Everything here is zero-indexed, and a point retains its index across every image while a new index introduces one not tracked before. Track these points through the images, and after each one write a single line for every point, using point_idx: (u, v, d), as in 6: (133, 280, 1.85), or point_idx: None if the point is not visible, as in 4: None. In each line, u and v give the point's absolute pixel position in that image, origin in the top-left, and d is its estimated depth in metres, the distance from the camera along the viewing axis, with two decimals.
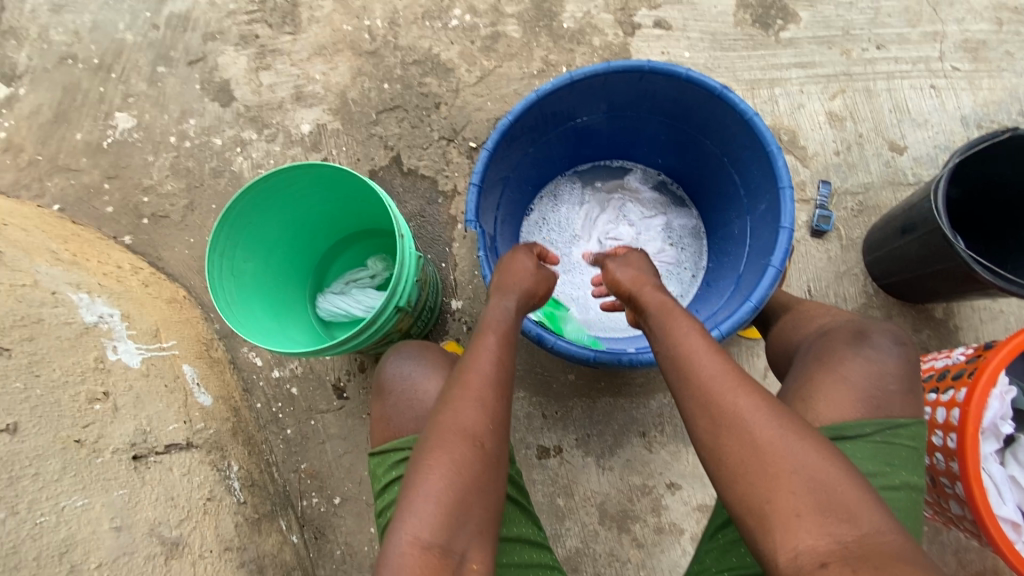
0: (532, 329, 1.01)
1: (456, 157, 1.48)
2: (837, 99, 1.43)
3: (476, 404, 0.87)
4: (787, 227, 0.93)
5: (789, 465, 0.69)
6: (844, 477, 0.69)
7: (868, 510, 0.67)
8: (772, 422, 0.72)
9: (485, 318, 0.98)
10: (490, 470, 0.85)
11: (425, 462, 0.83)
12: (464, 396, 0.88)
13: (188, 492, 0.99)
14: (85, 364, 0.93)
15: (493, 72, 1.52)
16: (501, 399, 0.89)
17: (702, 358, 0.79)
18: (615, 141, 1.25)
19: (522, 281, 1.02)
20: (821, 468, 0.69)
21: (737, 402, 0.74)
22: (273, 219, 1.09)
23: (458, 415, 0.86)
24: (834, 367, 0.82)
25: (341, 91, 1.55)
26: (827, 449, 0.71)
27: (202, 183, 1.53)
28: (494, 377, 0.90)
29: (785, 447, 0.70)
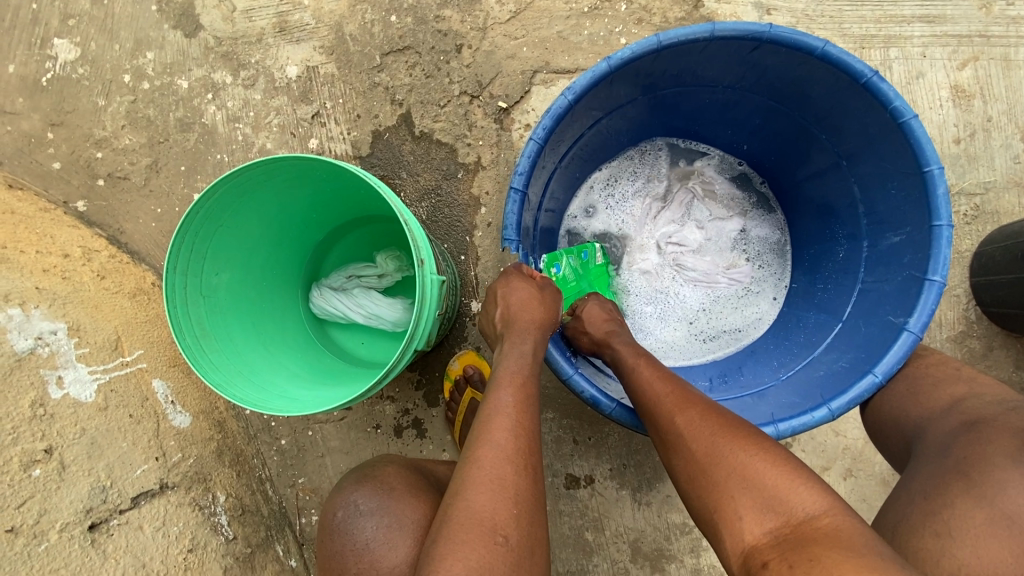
0: (587, 389, 0.76)
1: (480, 119, 1.19)
2: (966, 69, 1.13)
3: (495, 487, 0.63)
4: (937, 280, 0.70)
5: (714, 458, 0.63)
6: (788, 468, 0.60)
7: (799, 490, 0.58)
8: (702, 421, 0.67)
9: (497, 370, 0.76)
10: (525, 570, 0.60)
11: (436, 574, 0.58)
12: (475, 477, 0.64)
13: (164, 550, 0.84)
14: (19, 416, 0.74)
15: (530, 7, 1.18)
16: (529, 476, 0.66)
17: (642, 379, 0.76)
18: (692, 119, 0.98)
19: (531, 315, 0.79)
20: (755, 457, 0.61)
21: (666, 411, 0.70)
22: (250, 219, 0.84)
23: (470, 504, 0.62)
24: (985, 492, 0.59)
25: (336, 23, 1.22)
26: (769, 444, 0.63)
27: (167, 138, 1.24)
28: (512, 448, 0.67)
29: (714, 445, 0.64)
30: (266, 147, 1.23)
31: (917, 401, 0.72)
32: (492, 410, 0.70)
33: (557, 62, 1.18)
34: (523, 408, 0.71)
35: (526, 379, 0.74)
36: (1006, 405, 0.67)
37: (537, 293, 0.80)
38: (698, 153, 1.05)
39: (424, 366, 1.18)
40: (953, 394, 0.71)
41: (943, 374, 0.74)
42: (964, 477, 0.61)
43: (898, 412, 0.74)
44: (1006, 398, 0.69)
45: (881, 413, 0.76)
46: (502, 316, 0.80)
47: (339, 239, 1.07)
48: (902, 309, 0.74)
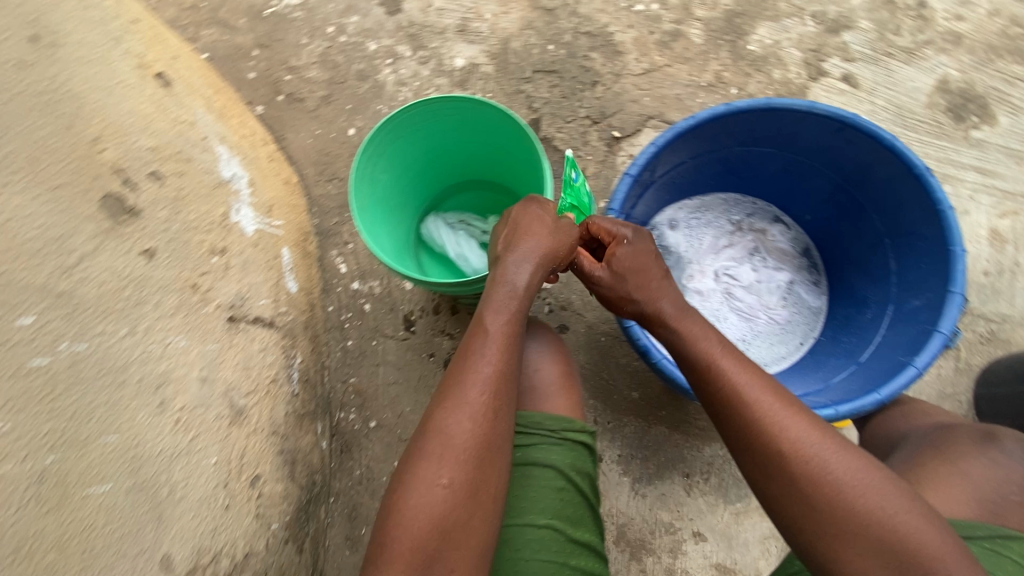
0: (640, 339, 0.94)
1: (595, 140, 1.44)
2: (1006, 218, 1.33)
3: (462, 408, 0.75)
4: (943, 332, 0.87)
5: (842, 491, 0.69)
6: (910, 505, 0.68)
7: (928, 537, 0.66)
8: (820, 449, 0.71)
9: (495, 285, 0.83)
10: (480, 471, 0.74)
11: (407, 472, 0.74)
12: (449, 399, 0.76)
13: (260, 367, 1.00)
14: (215, 217, 0.94)
15: (661, 69, 1.46)
16: (488, 429, 0.76)
17: (721, 356, 0.80)
18: (771, 181, 1.20)
19: (538, 238, 0.85)
20: (887, 500, 0.68)
21: (773, 423, 0.73)
22: (416, 139, 1.07)
23: (440, 420, 0.75)
24: (952, 460, 0.81)
25: (505, 38, 1.52)
26: (882, 479, 0.70)
27: (344, 82, 1.53)
28: (479, 410, 0.75)
29: (847, 483, 0.69)
30: None
31: (914, 416, 0.95)
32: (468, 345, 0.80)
33: (669, 115, 1.43)
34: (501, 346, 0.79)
35: (510, 324, 0.81)
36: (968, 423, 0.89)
37: (537, 227, 0.86)
38: (769, 213, 1.25)
39: None
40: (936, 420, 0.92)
41: (933, 411, 0.95)
42: (936, 450, 0.84)
43: (895, 428, 0.95)
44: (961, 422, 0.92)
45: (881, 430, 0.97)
46: (507, 236, 0.87)
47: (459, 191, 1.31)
48: (912, 352, 0.90)
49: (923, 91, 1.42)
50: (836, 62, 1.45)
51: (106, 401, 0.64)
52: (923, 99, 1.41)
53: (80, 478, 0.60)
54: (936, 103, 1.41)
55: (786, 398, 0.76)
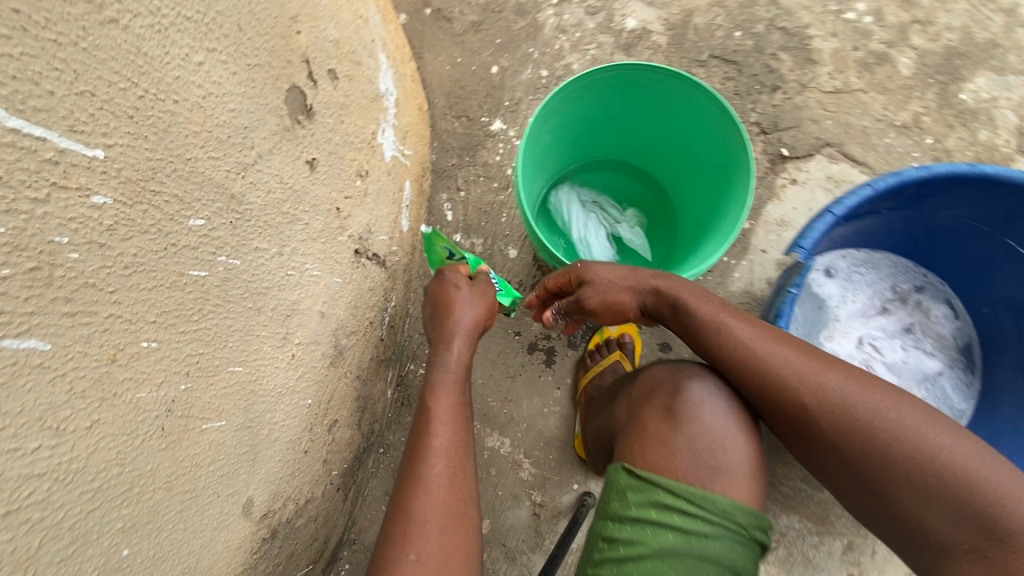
0: None
1: (757, 152, 1.28)
2: None
3: (452, 402, 0.79)
4: None
5: (915, 463, 0.62)
6: (992, 462, 0.62)
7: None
8: (862, 410, 0.66)
9: (457, 319, 0.84)
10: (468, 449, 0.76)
11: (409, 458, 0.74)
12: (438, 395, 0.79)
13: (365, 308, 0.91)
14: (367, 134, 0.82)
15: (853, 93, 1.28)
16: (454, 470, 0.73)
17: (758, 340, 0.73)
18: (958, 262, 1.06)
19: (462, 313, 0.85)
20: (965, 462, 0.61)
21: (806, 387, 0.68)
22: (594, 102, 0.93)
23: (436, 413, 0.77)
24: None
25: (688, 10, 1.34)
26: (959, 442, 0.63)
27: (500, 12, 1.37)
28: (445, 447, 0.74)
29: (914, 448, 0.63)
30: (571, 66, 1.34)
31: None
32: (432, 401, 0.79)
33: (849, 147, 1.26)
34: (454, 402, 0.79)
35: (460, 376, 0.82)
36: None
37: (471, 295, 0.87)
38: (938, 293, 1.11)
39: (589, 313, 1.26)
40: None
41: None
42: None
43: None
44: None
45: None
46: (432, 303, 0.88)
47: (602, 169, 1.18)
48: None
49: None
50: None
51: (243, 327, 0.55)
52: None
53: (202, 410, 0.52)
54: None
55: (815, 357, 0.71)
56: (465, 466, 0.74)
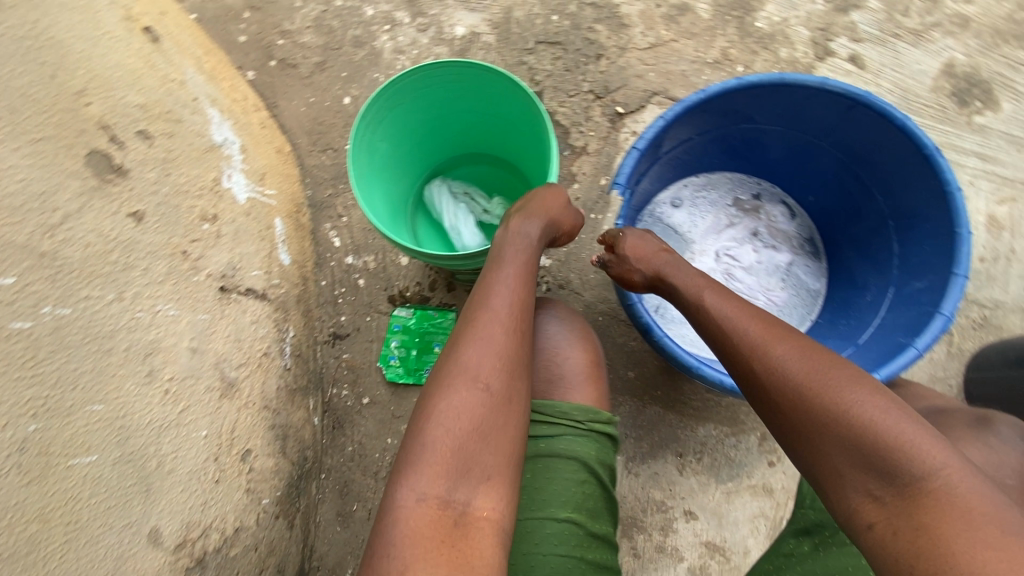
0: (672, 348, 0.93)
1: (597, 116, 1.41)
2: (1004, 206, 1.33)
3: (483, 342, 0.77)
4: (945, 314, 0.86)
5: (827, 411, 0.67)
6: (910, 421, 0.64)
7: (924, 445, 0.62)
8: (800, 369, 0.71)
9: (511, 244, 0.92)
10: (500, 413, 0.75)
11: (426, 408, 0.74)
12: (473, 335, 0.78)
13: (251, 340, 0.97)
14: (204, 182, 0.91)
15: (666, 44, 1.43)
16: (512, 327, 0.80)
17: (726, 311, 0.83)
18: (780, 161, 1.18)
19: (549, 210, 0.98)
20: (874, 415, 0.64)
21: (753, 346, 0.76)
22: (416, 106, 1.03)
23: (465, 356, 0.77)
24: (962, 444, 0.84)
25: (507, 7, 1.48)
26: (887, 412, 0.65)
27: (340, 47, 1.47)
28: (505, 313, 0.81)
29: (831, 398, 0.67)
30: None
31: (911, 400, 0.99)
32: (496, 268, 0.87)
33: (674, 92, 1.41)
34: (511, 281, 0.85)
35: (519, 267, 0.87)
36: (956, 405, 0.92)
37: (556, 204, 0.99)
38: (776, 199, 1.24)
39: None
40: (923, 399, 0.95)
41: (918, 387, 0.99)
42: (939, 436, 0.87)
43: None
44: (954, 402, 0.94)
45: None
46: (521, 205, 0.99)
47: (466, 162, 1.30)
48: (911, 332, 0.89)
49: (929, 75, 1.40)
50: (844, 41, 1.42)
51: (93, 369, 0.66)
52: (929, 82, 1.40)
53: (63, 446, 0.62)
54: (942, 86, 1.39)
55: (773, 326, 0.77)
56: (523, 335, 0.81)
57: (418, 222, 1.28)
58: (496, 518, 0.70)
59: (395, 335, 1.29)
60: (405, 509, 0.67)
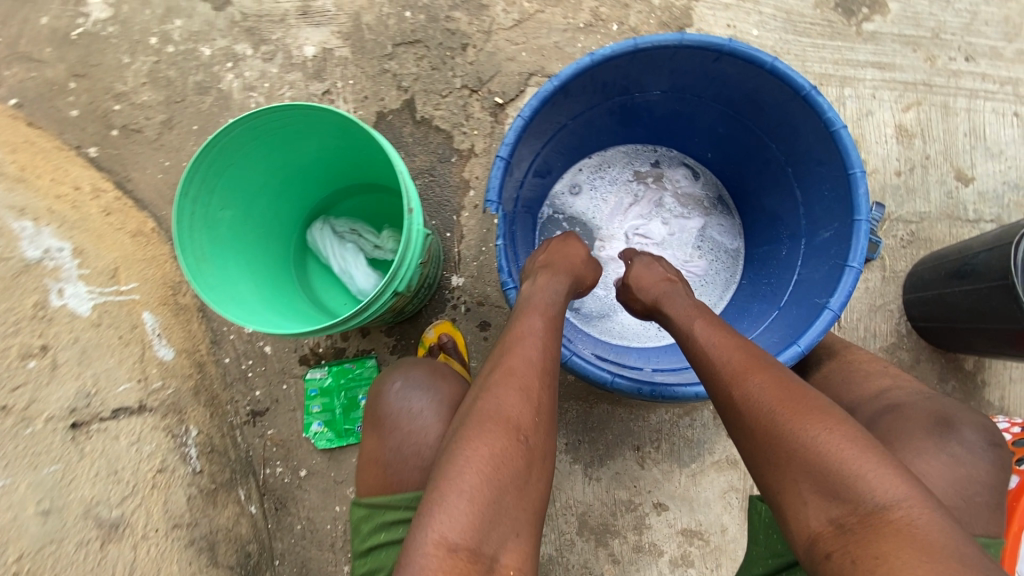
0: (584, 366, 0.84)
1: (477, 112, 1.30)
2: (910, 112, 1.27)
3: (519, 392, 0.75)
4: (854, 266, 0.80)
5: (794, 443, 0.67)
6: (875, 457, 0.64)
7: (888, 479, 0.63)
8: (772, 399, 0.70)
9: (530, 297, 0.85)
10: (534, 466, 0.72)
11: (458, 454, 0.70)
12: (504, 382, 0.75)
13: (135, 464, 0.89)
14: (22, 312, 0.82)
15: (532, 17, 1.32)
16: (550, 382, 0.78)
17: (714, 340, 0.79)
18: (668, 124, 1.09)
19: (571, 261, 0.93)
20: (842, 448, 0.65)
21: (726, 375, 0.75)
22: (254, 164, 0.91)
23: (499, 401, 0.74)
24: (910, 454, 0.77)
25: (354, 13, 1.34)
26: (861, 447, 0.65)
27: (183, 98, 1.33)
28: (538, 363, 0.78)
29: (798, 431, 0.67)
30: None
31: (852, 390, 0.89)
32: (534, 314, 0.83)
33: (551, 68, 1.31)
34: (548, 329, 0.82)
35: (552, 310, 0.84)
36: (915, 393, 0.84)
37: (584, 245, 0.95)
38: (677, 162, 1.16)
39: (401, 332, 1.25)
40: (880, 385, 0.87)
41: (872, 368, 0.90)
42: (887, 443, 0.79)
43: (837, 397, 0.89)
44: (919, 388, 0.86)
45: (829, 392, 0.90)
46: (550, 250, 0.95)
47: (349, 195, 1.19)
48: (825, 292, 0.83)
49: None
50: None
51: None
52: None
53: None
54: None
55: (756, 357, 0.75)
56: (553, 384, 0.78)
57: (312, 271, 1.17)
58: (519, 573, 0.68)
59: (315, 401, 1.20)
60: (430, 556, 0.65)
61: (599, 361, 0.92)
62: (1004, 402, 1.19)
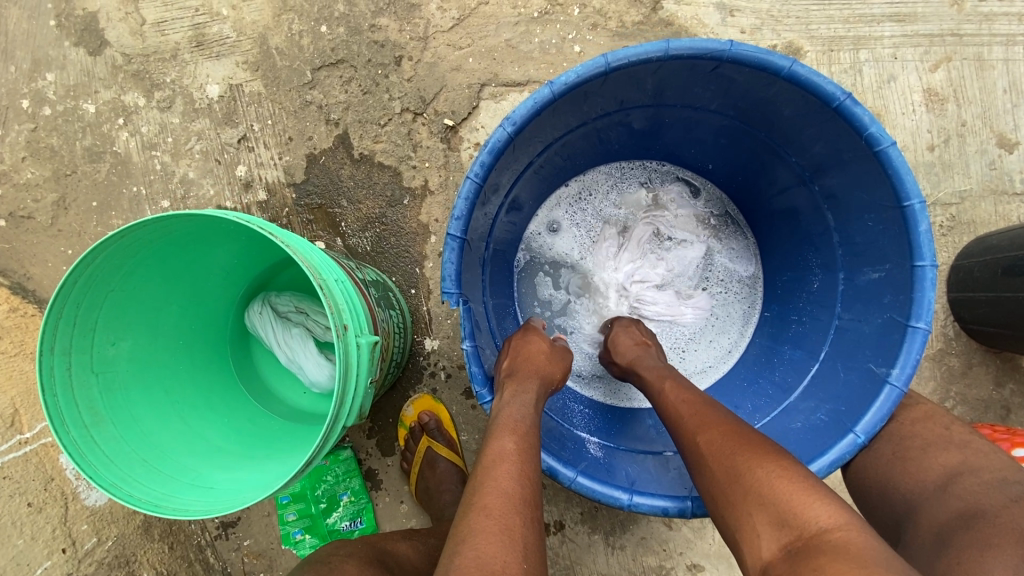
0: (594, 488, 0.68)
1: (426, 139, 1.09)
2: (938, 71, 1.07)
3: (502, 535, 0.54)
4: (922, 327, 0.62)
5: (732, 471, 0.56)
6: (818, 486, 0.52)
7: (820, 501, 0.50)
8: (716, 434, 0.60)
9: (496, 415, 0.67)
10: None
11: None
12: (483, 525, 0.54)
13: None
14: None
15: (475, 12, 1.08)
16: (533, 517, 0.57)
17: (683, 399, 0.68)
18: (656, 139, 0.88)
19: (538, 366, 0.74)
20: (779, 474, 0.54)
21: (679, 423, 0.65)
22: (142, 279, 0.72)
23: (479, 553, 0.52)
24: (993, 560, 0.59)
25: (260, 36, 1.10)
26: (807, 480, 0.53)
27: (74, 170, 1.10)
28: (518, 494, 0.58)
29: (729, 461, 0.57)
30: (187, 177, 1.10)
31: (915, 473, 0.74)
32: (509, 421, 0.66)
33: (506, 73, 1.08)
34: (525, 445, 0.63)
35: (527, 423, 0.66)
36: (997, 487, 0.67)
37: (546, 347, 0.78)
38: (670, 179, 0.95)
39: (376, 412, 1.08)
40: (943, 466, 0.72)
41: (933, 437, 0.76)
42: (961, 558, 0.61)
43: (889, 479, 0.75)
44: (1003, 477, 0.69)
45: (879, 469, 0.77)
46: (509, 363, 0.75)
47: (286, 265, 0.92)
48: (884, 358, 0.66)
49: None
50: None
51: None
52: None
53: None
54: None
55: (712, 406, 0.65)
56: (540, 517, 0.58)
57: (260, 362, 0.94)
58: None
59: (289, 509, 1.04)
60: None
61: (610, 464, 0.75)
62: None
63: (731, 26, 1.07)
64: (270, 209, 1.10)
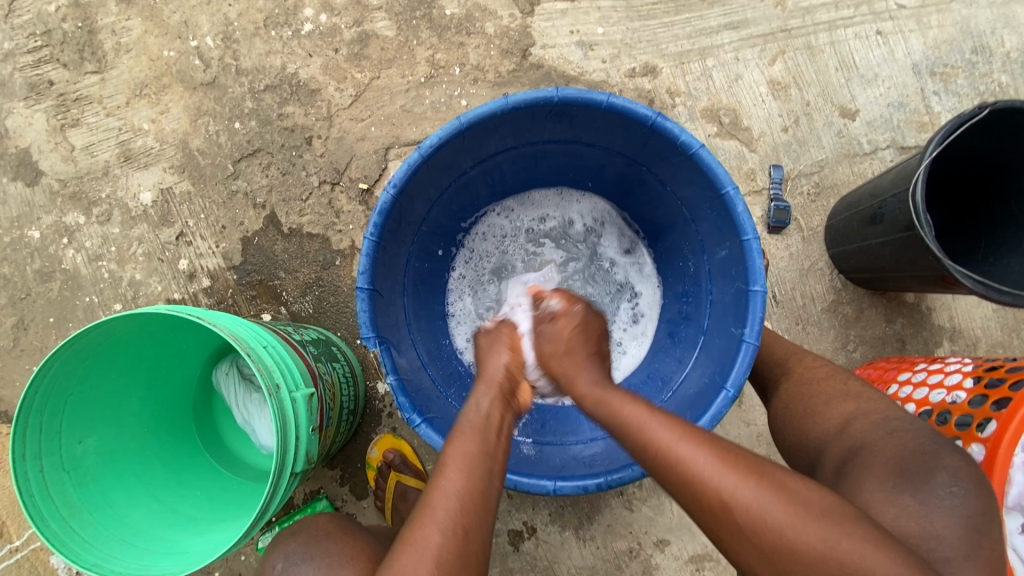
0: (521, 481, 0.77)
1: (346, 204, 1.20)
2: (777, 64, 1.22)
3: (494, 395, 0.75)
4: (759, 288, 0.74)
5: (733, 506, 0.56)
6: (821, 520, 0.54)
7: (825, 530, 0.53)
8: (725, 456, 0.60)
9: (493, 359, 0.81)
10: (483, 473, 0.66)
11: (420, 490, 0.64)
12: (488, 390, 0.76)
13: None
14: None
15: (369, 86, 1.22)
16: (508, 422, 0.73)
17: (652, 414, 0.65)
18: (537, 170, 0.99)
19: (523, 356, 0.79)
20: (778, 513, 0.55)
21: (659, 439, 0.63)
22: (100, 379, 0.82)
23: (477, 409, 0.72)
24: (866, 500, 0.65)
25: (181, 141, 1.22)
26: (805, 491, 0.56)
27: (28, 293, 1.19)
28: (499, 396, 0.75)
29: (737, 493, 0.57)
30: (135, 279, 1.20)
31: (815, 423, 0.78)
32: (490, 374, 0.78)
33: (406, 134, 1.21)
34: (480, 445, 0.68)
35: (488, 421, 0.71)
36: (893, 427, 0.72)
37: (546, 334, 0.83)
38: (639, 244, 1.05)
39: (344, 460, 1.16)
40: (842, 414, 0.77)
41: (834, 391, 0.81)
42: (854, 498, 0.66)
43: (801, 428, 0.80)
44: (889, 415, 0.75)
45: (792, 425, 0.82)
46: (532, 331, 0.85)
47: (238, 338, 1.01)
48: (739, 320, 0.78)
49: None
50: None
51: None
52: None
53: None
54: None
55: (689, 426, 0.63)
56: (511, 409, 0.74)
57: (226, 426, 1.03)
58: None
59: None
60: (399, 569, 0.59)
61: (539, 462, 0.85)
62: (954, 322, 1.17)
63: (593, 58, 1.22)
64: (215, 294, 1.19)
